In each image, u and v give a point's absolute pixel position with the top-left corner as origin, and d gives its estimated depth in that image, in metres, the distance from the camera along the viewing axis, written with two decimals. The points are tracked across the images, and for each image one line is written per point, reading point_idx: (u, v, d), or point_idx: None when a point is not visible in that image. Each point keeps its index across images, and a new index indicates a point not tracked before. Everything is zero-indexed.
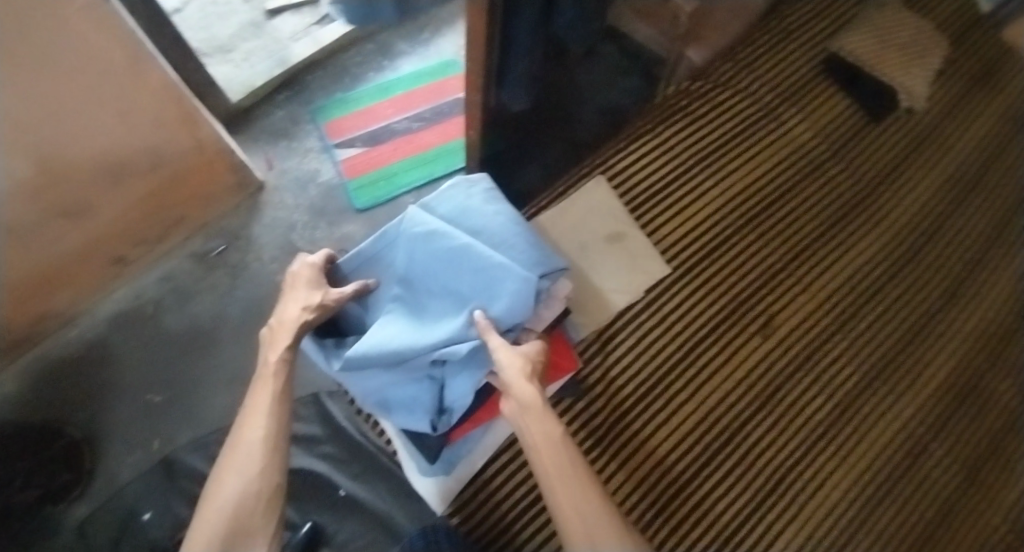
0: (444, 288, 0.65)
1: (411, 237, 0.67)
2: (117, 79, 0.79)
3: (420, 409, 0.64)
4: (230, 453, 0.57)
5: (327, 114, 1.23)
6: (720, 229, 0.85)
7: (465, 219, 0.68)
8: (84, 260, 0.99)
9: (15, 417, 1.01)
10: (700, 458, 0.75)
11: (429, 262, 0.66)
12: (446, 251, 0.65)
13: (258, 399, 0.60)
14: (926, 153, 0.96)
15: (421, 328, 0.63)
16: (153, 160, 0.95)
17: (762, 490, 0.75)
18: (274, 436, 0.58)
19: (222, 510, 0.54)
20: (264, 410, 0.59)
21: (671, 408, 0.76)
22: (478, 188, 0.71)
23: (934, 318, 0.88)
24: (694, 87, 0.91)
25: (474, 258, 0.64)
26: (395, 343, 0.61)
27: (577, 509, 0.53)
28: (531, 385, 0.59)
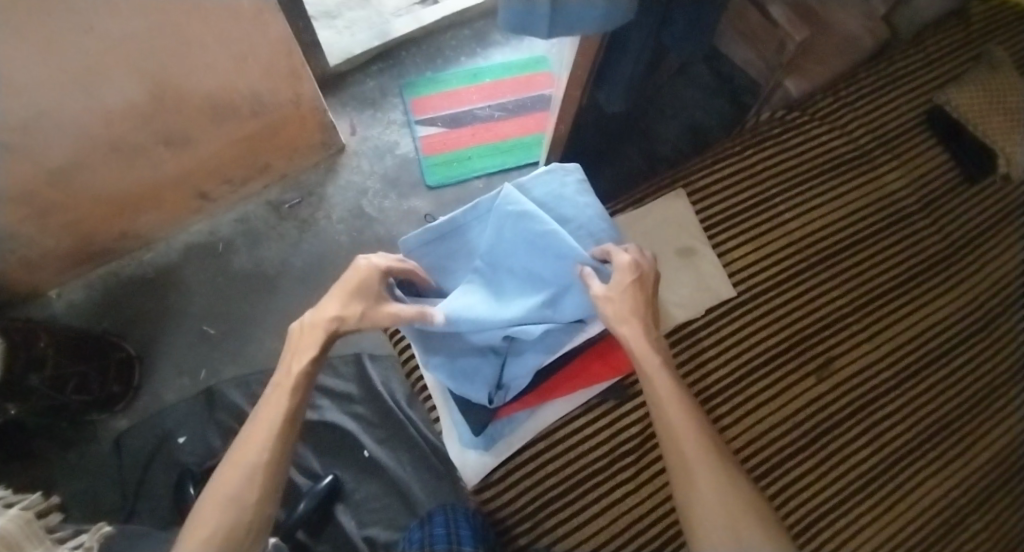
0: (526, 269, 0.66)
1: (503, 214, 0.67)
2: (241, 24, 0.84)
3: (480, 380, 0.66)
4: (229, 472, 0.52)
5: (416, 90, 1.26)
6: (793, 261, 0.84)
7: (556, 207, 0.70)
8: (172, 189, 1.04)
9: (81, 324, 1.07)
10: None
11: (516, 243, 0.67)
12: (535, 234, 0.66)
13: (269, 413, 0.54)
14: (1016, 224, 0.93)
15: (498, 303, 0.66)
16: (255, 106, 0.99)
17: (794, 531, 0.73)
18: (276, 463, 0.53)
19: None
20: (275, 432, 0.53)
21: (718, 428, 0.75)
22: (571, 178, 0.72)
23: (998, 391, 0.84)
24: (789, 117, 0.92)
25: (561, 244, 0.65)
26: (474, 311, 0.63)
27: (676, 445, 0.53)
28: (630, 324, 0.59)
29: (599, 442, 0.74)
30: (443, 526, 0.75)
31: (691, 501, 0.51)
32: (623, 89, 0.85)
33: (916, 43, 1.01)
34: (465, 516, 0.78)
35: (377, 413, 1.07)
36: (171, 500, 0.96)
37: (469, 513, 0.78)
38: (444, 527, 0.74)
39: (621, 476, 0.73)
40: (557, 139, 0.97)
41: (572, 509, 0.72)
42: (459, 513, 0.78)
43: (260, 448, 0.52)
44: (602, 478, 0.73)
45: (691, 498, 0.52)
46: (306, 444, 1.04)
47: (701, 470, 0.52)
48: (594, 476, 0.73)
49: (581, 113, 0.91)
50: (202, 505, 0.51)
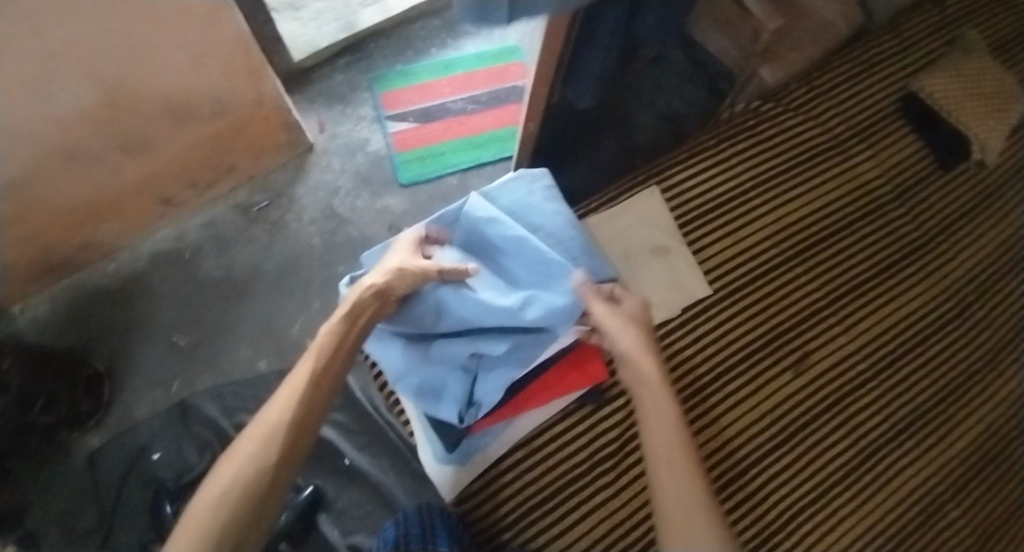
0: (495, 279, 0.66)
1: (473, 222, 0.69)
2: (195, 24, 0.80)
3: (451, 398, 0.65)
4: (255, 429, 0.52)
5: (386, 84, 1.23)
6: (769, 256, 0.83)
7: (525, 215, 0.70)
8: (134, 195, 1.00)
9: (46, 339, 1.03)
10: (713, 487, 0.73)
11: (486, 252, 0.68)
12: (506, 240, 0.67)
13: (298, 376, 0.55)
14: (990, 210, 0.93)
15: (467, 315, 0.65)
16: (215, 108, 0.96)
17: (774, 528, 0.73)
18: (296, 423, 0.52)
19: (215, 508, 0.47)
20: (300, 390, 0.54)
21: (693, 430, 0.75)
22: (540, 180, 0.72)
23: (971, 378, 0.85)
24: (764, 108, 0.90)
25: (534, 256, 0.66)
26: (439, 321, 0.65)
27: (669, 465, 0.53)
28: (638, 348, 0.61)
29: (577, 448, 0.73)
30: (419, 525, 0.70)
31: (677, 503, 0.51)
32: (595, 84, 0.83)
33: (891, 28, 1.00)
34: (442, 517, 0.72)
35: (356, 419, 1.07)
36: (148, 517, 0.94)
37: (447, 514, 0.73)
38: (421, 526, 0.70)
39: (600, 481, 0.73)
40: (530, 135, 0.95)
41: (553, 516, 0.71)
42: (437, 513, 0.73)
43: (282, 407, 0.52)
44: (581, 483, 0.72)
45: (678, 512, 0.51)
46: None
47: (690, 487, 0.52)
48: (573, 483, 0.72)
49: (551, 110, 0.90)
50: (219, 467, 0.50)
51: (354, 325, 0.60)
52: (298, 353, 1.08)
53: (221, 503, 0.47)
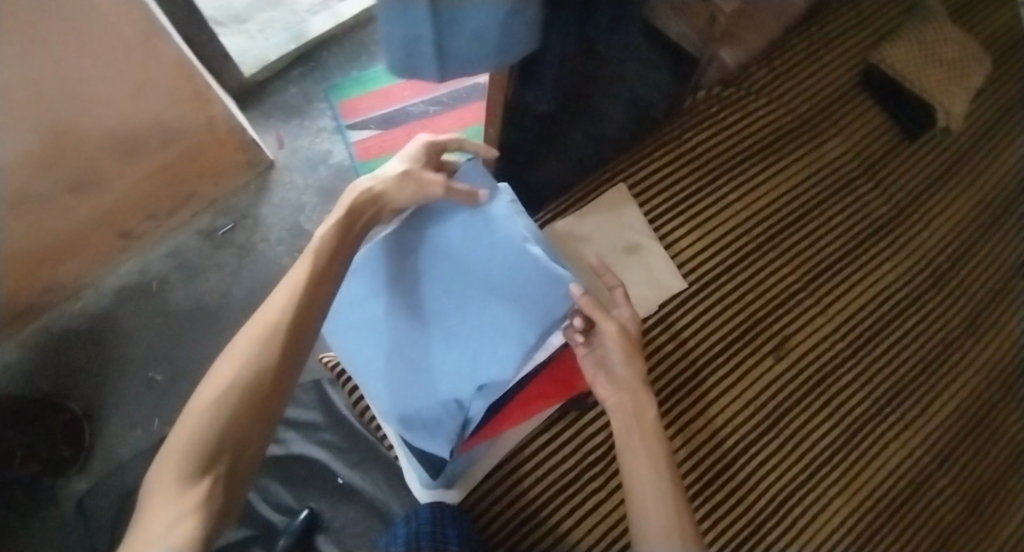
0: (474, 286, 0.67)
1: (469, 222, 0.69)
2: (131, 54, 0.76)
3: (442, 436, 0.64)
4: (256, 325, 0.50)
5: (343, 93, 1.19)
6: (741, 243, 0.83)
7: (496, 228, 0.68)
8: (91, 233, 0.97)
9: (17, 387, 1.01)
10: (700, 481, 0.72)
11: (454, 252, 0.68)
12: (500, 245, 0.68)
13: (296, 275, 0.54)
14: (958, 176, 0.93)
15: (437, 324, 0.67)
16: (165, 136, 0.92)
17: (758, 514, 0.73)
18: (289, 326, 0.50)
19: (214, 404, 0.45)
20: (299, 289, 0.53)
21: (679, 425, 0.74)
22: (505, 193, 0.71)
23: (951, 346, 0.85)
24: (726, 93, 0.91)
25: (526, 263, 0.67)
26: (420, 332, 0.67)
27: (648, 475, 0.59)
28: (632, 372, 0.64)
29: (566, 455, 0.73)
30: (429, 524, 0.67)
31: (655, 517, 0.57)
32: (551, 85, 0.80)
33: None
34: (454, 515, 0.70)
35: (346, 437, 1.06)
36: None
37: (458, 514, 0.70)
38: (432, 524, 0.67)
39: (591, 486, 0.73)
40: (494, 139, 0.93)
41: (549, 524, 0.71)
42: (448, 512, 0.70)
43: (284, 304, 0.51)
44: (573, 490, 0.72)
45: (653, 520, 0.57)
46: (275, 479, 1.03)
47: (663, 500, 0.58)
48: (564, 490, 0.72)
49: (518, 115, 0.84)
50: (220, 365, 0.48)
51: (352, 227, 0.61)
52: None
53: (221, 399, 0.45)
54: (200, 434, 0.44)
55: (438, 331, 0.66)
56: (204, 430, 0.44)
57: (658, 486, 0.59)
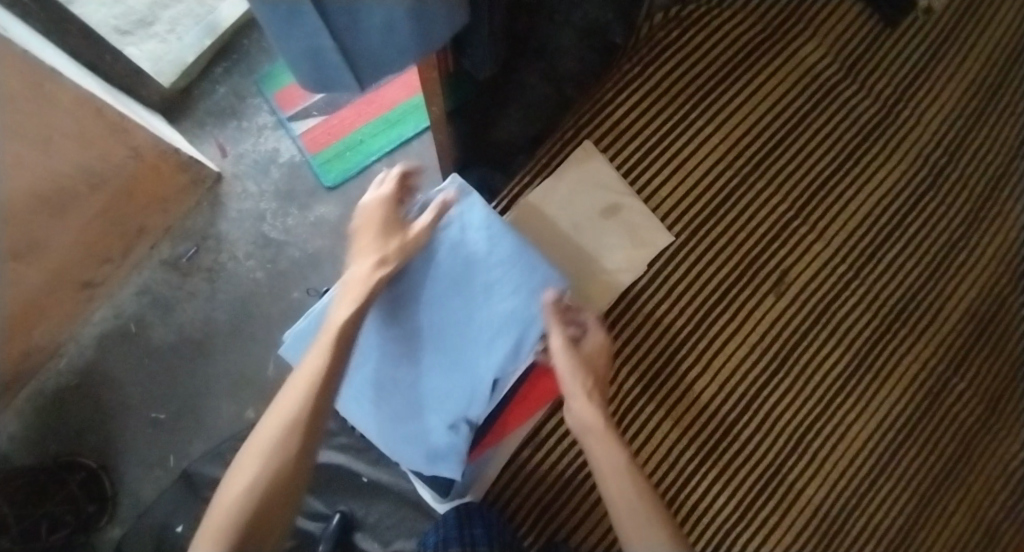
0: (460, 300, 0.63)
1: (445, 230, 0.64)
2: (23, 107, 0.68)
3: (456, 457, 0.61)
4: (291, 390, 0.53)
5: (274, 83, 1.10)
6: (723, 181, 0.77)
7: (470, 236, 0.63)
8: (49, 293, 0.92)
9: (24, 456, 1.00)
10: (690, 462, 0.71)
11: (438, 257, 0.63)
12: (481, 253, 0.63)
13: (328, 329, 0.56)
14: (947, 56, 0.86)
15: (428, 337, 0.62)
16: (92, 179, 0.85)
17: (769, 456, 0.73)
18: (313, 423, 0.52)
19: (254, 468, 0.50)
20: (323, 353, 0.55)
21: (667, 406, 0.72)
22: (475, 198, 0.65)
23: (958, 245, 0.81)
24: (683, 13, 0.82)
25: (511, 272, 0.62)
26: (411, 356, 0.62)
27: (625, 497, 0.54)
28: (593, 400, 0.58)
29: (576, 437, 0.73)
30: (456, 528, 0.66)
31: (641, 538, 0.53)
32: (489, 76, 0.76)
33: None
34: (480, 512, 0.69)
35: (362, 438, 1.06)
36: None
37: (484, 511, 0.70)
38: (459, 528, 0.66)
39: None
40: None
41: (573, 505, 0.72)
42: (474, 509, 0.69)
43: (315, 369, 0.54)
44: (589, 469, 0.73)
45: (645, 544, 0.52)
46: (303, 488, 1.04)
47: (647, 520, 0.53)
48: (580, 472, 0.73)
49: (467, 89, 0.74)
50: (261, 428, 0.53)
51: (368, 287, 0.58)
52: None
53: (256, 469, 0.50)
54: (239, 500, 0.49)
55: (427, 344, 0.63)
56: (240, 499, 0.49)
57: (644, 505, 0.54)
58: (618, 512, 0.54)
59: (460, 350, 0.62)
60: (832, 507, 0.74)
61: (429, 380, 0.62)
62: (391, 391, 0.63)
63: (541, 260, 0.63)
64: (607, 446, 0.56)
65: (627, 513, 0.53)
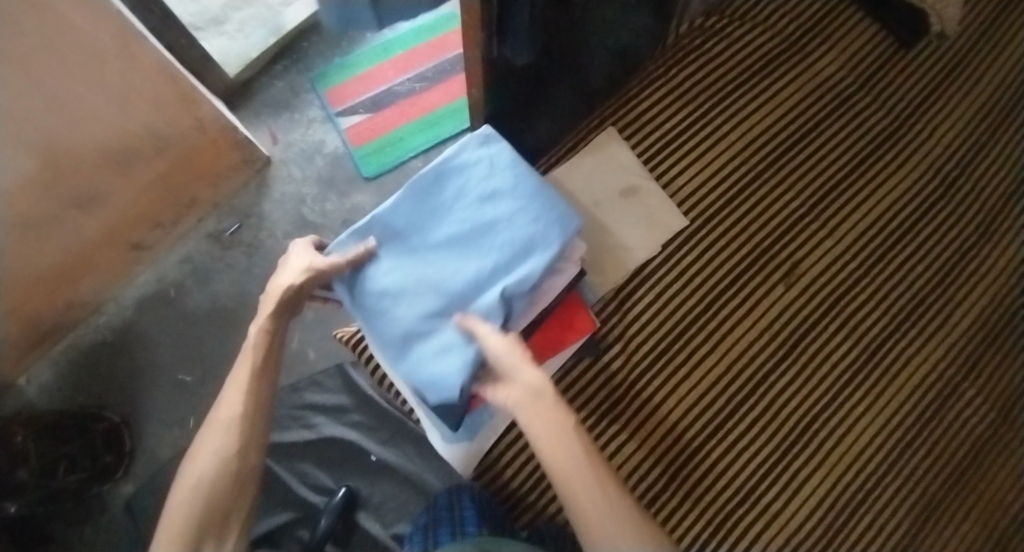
0: (481, 226, 0.65)
1: (474, 163, 0.68)
2: (112, 65, 0.77)
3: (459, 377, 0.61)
4: (233, 389, 0.59)
5: (328, 81, 1.20)
6: (739, 176, 0.81)
7: (496, 170, 0.67)
8: (102, 248, 0.99)
9: (55, 404, 1.05)
10: (676, 464, 0.72)
11: (468, 187, 0.67)
12: (505, 186, 0.66)
13: (263, 334, 0.62)
14: (960, 79, 0.90)
15: (451, 256, 0.65)
16: (158, 144, 0.93)
17: (774, 441, 0.74)
18: (255, 416, 0.58)
19: (209, 463, 0.55)
20: (262, 354, 0.61)
21: (650, 409, 0.74)
22: (505, 142, 0.69)
23: (970, 255, 0.83)
24: (708, 23, 0.88)
25: (532, 204, 0.66)
26: (431, 275, 0.65)
27: (567, 464, 0.54)
28: (533, 369, 0.59)
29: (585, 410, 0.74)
30: (447, 509, 0.76)
31: (588, 503, 0.53)
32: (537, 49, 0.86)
33: None
34: (472, 496, 0.77)
35: (373, 417, 1.08)
36: None
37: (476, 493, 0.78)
38: (448, 509, 0.76)
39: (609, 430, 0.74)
40: (477, 104, 0.93)
41: None
42: (464, 495, 0.78)
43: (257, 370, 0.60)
44: None
45: (592, 509, 0.53)
46: (312, 463, 1.06)
47: (592, 486, 0.53)
48: None
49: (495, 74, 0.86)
50: (208, 426, 0.58)
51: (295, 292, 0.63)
52: (301, 364, 1.13)
53: (210, 465, 0.55)
54: (198, 492, 0.54)
55: (447, 265, 0.65)
56: (200, 491, 0.54)
57: (592, 469, 0.54)
58: (562, 478, 0.54)
59: (478, 271, 0.64)
60: (837, 499, 0.73)
61: (449, 295, 0.64)
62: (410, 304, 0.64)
63: (560, 202, 0.66)
64: (549, 414, 0.56)
65: (573, 477, 0.53)
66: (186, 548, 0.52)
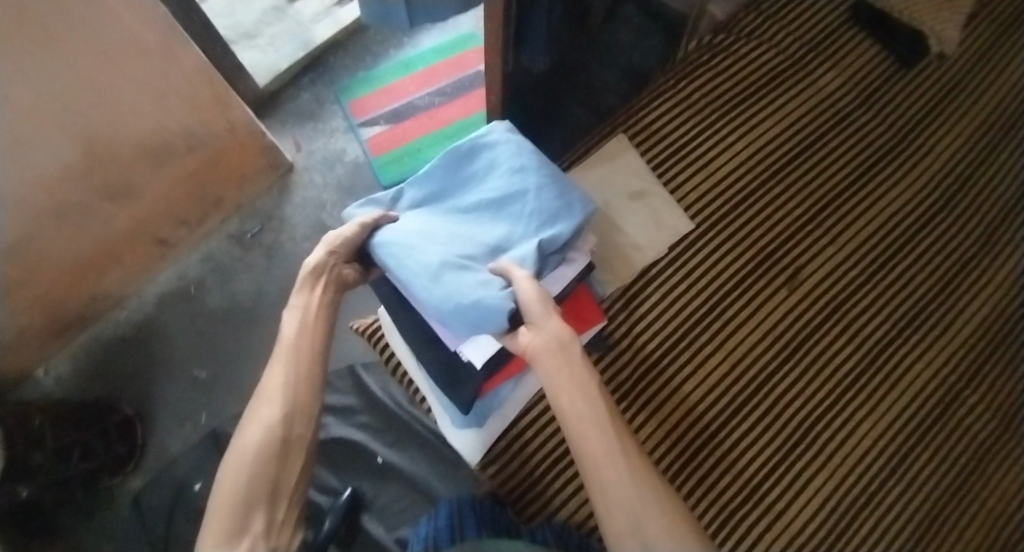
0: (510, 194, 0.70)
1: (505, 143, 0.73)
2: (155, 64, 0.81)
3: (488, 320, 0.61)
4: (277, 370, 0.60)
5: (351, 93, 1.25)
6: (744, 185, 0.84)
7: (524, 150, 0.72)
8: (130, 241, 1.02)
9: (73, 394, 1.07)
10: (685, 457, 0.72)
11: (498, 162, 0.72)
12: (532, 162, 0.71)
13: (305, 319, 0.64)
14: (959, 99, 0.94)
15: (475, 226, 0.70)
16: (190, 143, 0.97)
17: (777, 441, 0.74)
18: (300, 395, 0.59)
19: (259, 440, 0.56)
20: (305, 337, 0.62)
21: (662, 400, 0.75)
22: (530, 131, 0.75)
23: (970, 266, 0.85)
24: (717, 41, 0.93)
25: (557, 180, 0.70)
26: (461, 235, 0.68)
27: (577, 417, 0.56)
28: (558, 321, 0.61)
29: None
30: (447, 518, 0.70)
31: (596, 452, 0.54)
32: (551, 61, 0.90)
33: None
34: (475, 507, 0.72)
35: (381, 418, 1.10)
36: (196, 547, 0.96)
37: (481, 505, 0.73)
38: (449, 519, 0.70)
39: None
40: (495, 112, 0.97)
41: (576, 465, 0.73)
42: (466, 505, 0.73)
43: (301, 352, 0.61)
44: None
45: (597, 461, 0.54)
46: (319, 462, 1.06)
47: (599, 439, 0.55)
48: None
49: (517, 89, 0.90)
50: (254, 406, 0.58)
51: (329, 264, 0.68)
52: None
53: (260, 442, 0.56)
54: (247, 470, 0.55)
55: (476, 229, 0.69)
56: (250, 467, 0.55)
57: (602, 425, 0.56)
58: (573, 429, 0.56)
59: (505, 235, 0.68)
60: (841, 503, 0.73)
61: (477, 252, 0.66)
62: (432, 251, 0.65)
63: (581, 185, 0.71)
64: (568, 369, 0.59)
65: (582, 429, 0.56)
66: (237, 524, 0.53)
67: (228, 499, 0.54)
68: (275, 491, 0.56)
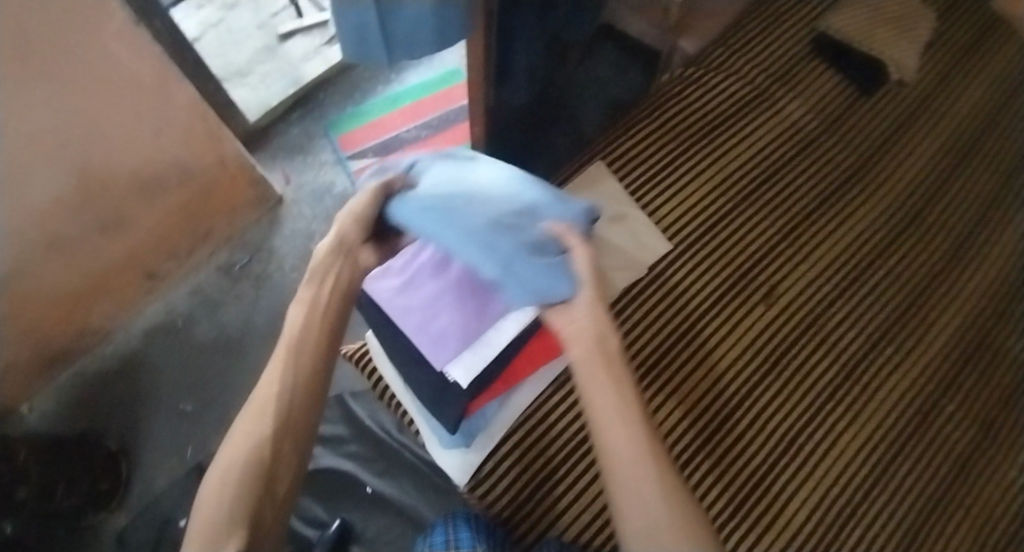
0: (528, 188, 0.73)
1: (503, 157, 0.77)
2: (150, 99, 0.84)
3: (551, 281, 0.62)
4: (278, 369, 0.57)
5: (340, 128, 1.29)
6: (720, 206, 0.88)
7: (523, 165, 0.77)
8: (120, 274, 1.03)
9: (56, 430, 1.06)
10: (695, 446, 0.74)
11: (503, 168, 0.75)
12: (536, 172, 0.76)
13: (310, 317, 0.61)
14: (920, 122, 0.99)
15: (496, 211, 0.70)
16: (182, 176, 0.99)
17: (763, 452, 0.75)
18: (297, 397, 0.56)
19: (250, 443, 0.53)
20: (307, 336, 0.60)
21: (671, 392, 0.77)
22: None
23: (939, 280, 0.88)
24: (688, 73, 0.97)
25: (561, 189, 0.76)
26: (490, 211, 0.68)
27: (606, 403, 0.56)
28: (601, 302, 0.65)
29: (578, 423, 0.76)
30: (443, 534, 0.74)
31: (624, 442, 0.54)
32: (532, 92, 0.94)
33: None
34: (470, 521, 0.76)
35: (370, 447, 1.09)
36: None
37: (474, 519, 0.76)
38: (444, 534, 0.74)
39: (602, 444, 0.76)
40: (479, 142, 1.00)
41: (563, 485, 0.73)
42: (461, 519, 0.77)
43: (304, 352, 0.59)
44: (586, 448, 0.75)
45: (622, 447, 0.54)
46: (306, 494, 1.05)
47: (624, 427, 0.55)
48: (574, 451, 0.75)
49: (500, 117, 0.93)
50: (252, 406, 0.56)
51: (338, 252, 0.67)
52: None
53: (251, 445, 0.53)
54: (235, 474, 0.51)
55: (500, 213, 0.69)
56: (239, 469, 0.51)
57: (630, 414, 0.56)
58: (598, 415, 0.56)
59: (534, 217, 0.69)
60: (828, 514, 0.73)
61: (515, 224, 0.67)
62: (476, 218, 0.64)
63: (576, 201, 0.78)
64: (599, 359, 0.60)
65: (609, 414, 0.56)
66: (221, 533, 0.48)
67: (212, 506, 0.50)
68: (263, 501, 0.52)
